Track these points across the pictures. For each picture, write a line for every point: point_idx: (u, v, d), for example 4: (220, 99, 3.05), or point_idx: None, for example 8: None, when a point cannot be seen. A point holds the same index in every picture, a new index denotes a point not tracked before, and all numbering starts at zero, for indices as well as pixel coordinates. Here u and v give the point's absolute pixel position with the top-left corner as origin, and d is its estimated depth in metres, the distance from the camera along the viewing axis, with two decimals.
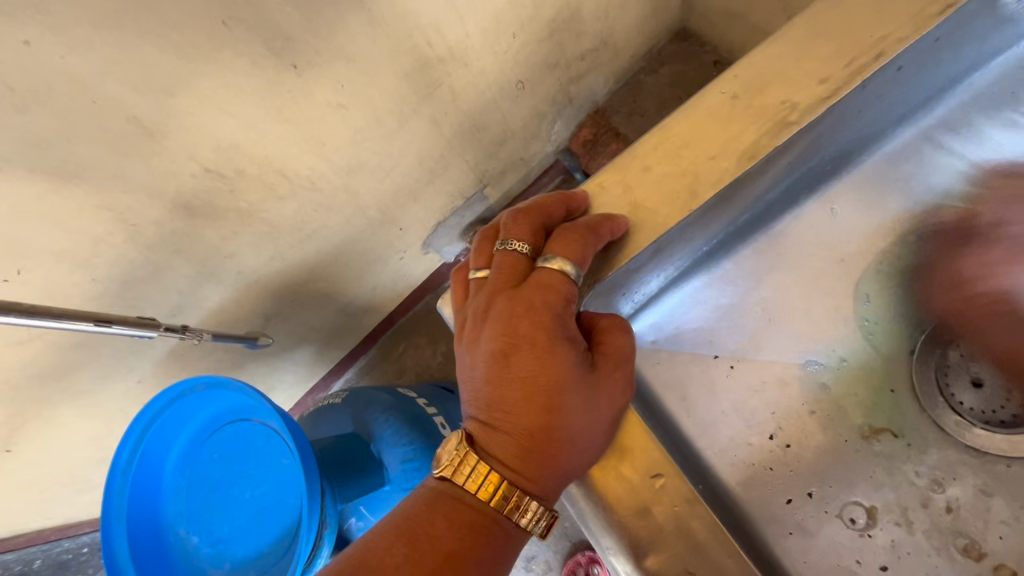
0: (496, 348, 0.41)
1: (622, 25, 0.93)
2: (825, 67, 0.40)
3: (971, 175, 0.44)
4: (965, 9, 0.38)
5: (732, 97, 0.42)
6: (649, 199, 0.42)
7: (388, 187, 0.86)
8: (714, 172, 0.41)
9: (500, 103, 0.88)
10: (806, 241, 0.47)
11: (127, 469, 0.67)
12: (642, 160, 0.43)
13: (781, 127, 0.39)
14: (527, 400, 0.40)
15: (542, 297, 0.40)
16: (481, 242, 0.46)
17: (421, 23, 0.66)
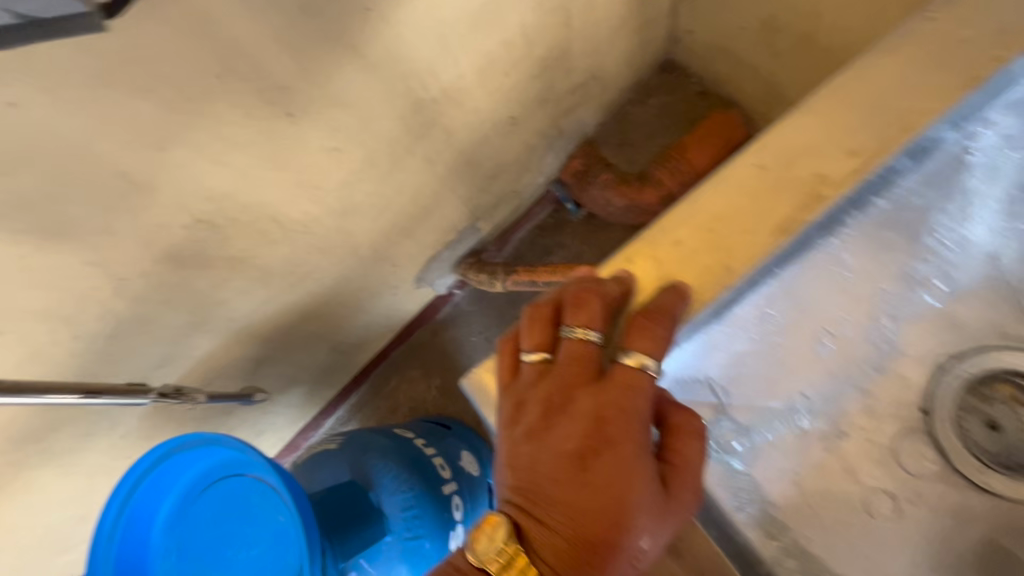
0: (574, 449, 0.41)
1: (611, 60, 0.94)
2: (852, 139, 0.43)
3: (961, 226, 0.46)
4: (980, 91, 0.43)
5: (762, 169, 0.44)
6: (685, 273, 0.43)
7: (382, 226, 0.85)
8: (748, 248, 0.42)
9: (493, 139, 0.87)
10: (841, 307, 0.47)
11: (113, 536, 0.62)
12: (674, 234, 0.44)
13: (816, 201, 0.42)
14: (599, 509, 0.40)
15: (628, 401, 0.41)
16: (537, 322, 0.45)
17: (417, 67, 0.65)
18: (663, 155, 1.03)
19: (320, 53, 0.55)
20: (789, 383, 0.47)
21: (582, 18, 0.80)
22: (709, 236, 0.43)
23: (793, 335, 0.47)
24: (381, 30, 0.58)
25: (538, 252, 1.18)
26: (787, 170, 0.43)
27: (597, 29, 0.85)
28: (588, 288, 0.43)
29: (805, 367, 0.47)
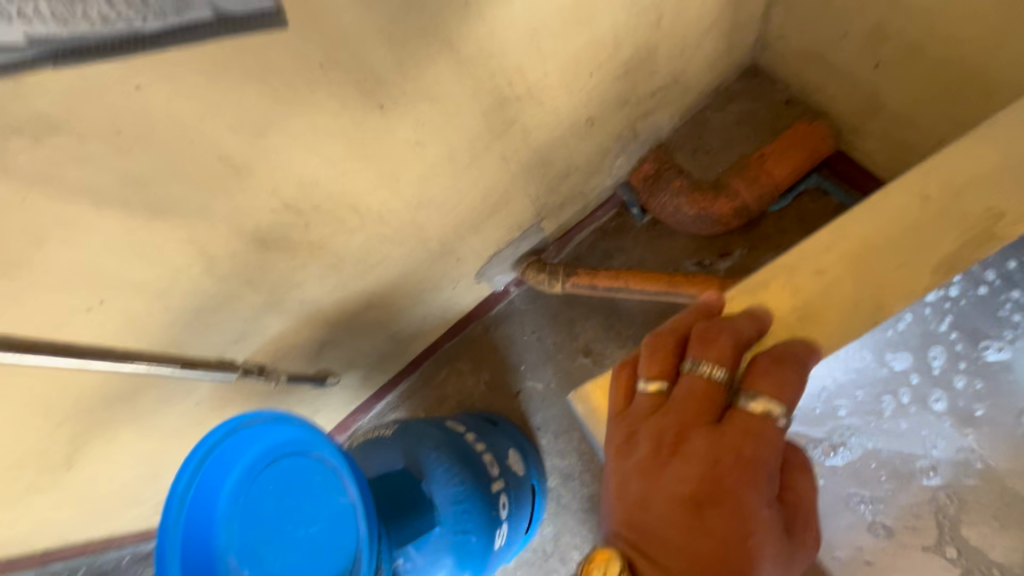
0: (690, 491, 0.39)
1: (695, 63, 0.91)
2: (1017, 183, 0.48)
3: None
4: None
5: (924, 198, 0.49)
6: (829, 304, 0.49)
7: (451, 220, 0.85)
8: (902, 283, 0.48)
9: (568, 140, 0.86)
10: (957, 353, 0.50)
11: (203, 463, 0.66)
12: (816, 262, 0.50)
13: (983, 240, 0.47)
14: (721, 560, 0.37)
15: (751, 447, 0.39)
16: (661, 354, 0.45)
17: (505, 65, 0.65)
18: (741, 164, 0.99)
19: (416, 46, 0.55)
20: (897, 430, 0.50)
21: (673, 19, 0.77)
22: (856, 266, 0.49)
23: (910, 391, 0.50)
24: (476, 25, 0.57)
25: (598, 256, 1.15)
26: (952, 202, 0.49)
27: (686, 31, 0.82)
28: (715, 330, 0.44)
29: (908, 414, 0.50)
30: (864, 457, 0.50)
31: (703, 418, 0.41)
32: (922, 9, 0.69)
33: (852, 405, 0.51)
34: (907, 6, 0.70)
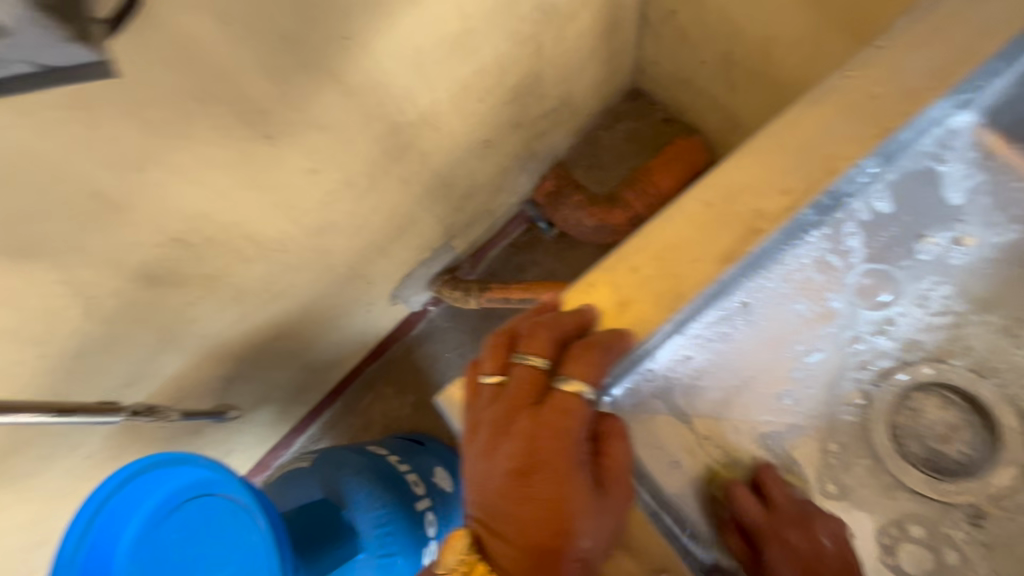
0: (517, 467, 0.44)
1: (580, 88, 0.99)
2: (785, 179, 0.47)
3: (903, 244, 0.51)
4: (928, 113, 0.48)
5: (708, 204, 0.48)
6: (642, 298, 0.47)
7: (357, 244, 0.86)
8: (697, 275, 0.46)
9: (467, 162, 0.90)
10: (790, 309, 0.51)
11: (95, 518, 0.63)
12: (631, 261, 0.48)
13: (754, 234, 0.46)
14: (544, 520, 0.43)
15: (564, 422, 0.43)
16: (497, 348, 0.47)
17: (393, 93, 0.68)
18: (630, 178, 1.07)
19: (299, 78, 0.57)
20: (743, 392, 0.51)
21: (553, 49, 0.84)
22: (663, 264, 0.47)
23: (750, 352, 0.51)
24: (359, 57, 0.60)
25: (512, 270, 1.21)
26: (730, 204, 0.48)
27: (566, 60, 0.89)
28: (540, 321, 0.46)
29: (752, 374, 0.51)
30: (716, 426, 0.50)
31: (524, 403, 0.44)
32: (757, 41, 0.80)
33: (703, 377, 0.50)
34: (745, 38, 0.81)
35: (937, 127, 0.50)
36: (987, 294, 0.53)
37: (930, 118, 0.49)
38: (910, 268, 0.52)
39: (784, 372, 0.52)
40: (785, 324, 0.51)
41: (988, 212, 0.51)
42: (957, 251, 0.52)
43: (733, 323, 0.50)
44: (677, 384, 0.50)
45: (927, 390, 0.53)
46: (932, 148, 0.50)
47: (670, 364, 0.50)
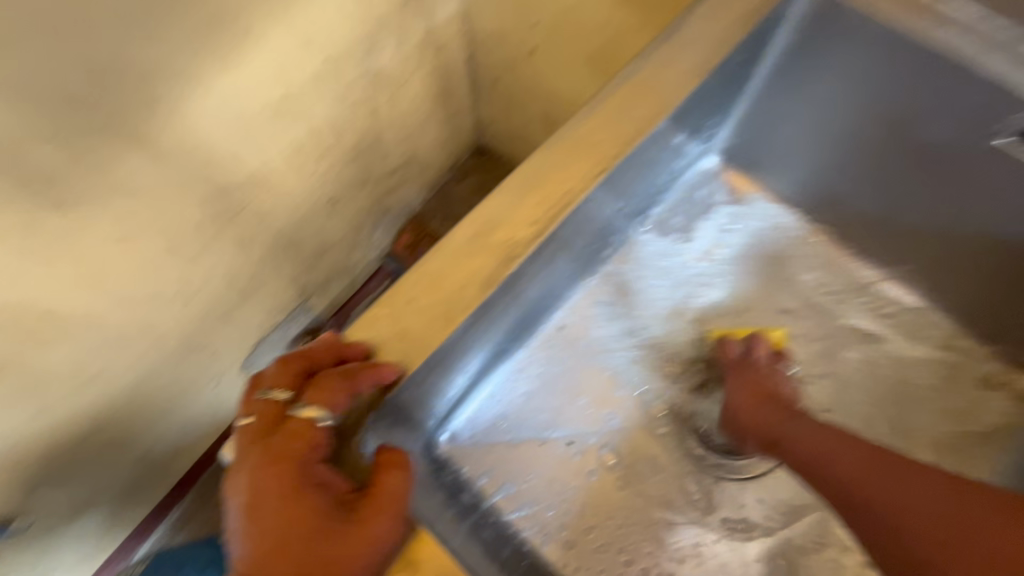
0: (245, 504, 0.40)
1: (424, 146, 1.05)
2: (543, 204, 0.44)
3: (681, 265, 0.61)
4: (676, 158, 0.58)
5: (474, 236, 0.44)
6: (416, 330, 0.42)
7: (192, 313, 0.80)
8: (467, 303, 0.42)
9: (312, 220, 0.90)
10: (598, 331, 0.57)
11: None
12: (406, 294, 0.43)
13: (513, 260, 0.43)
14: (274, 559, 0.38)
15: (298, 450, 0.40)
16: (246, 387, 0.43)
17: (215, 155, 0.66)
18: None
19: (96, 143, 0.54)
20: (567, 410, 0.55)
21: (388, 111, 0.89)
22: (435, 293, 0.43)
23: (568, 372, 0.56)
24: (169, 121, 0.59)
25: None
26: (491, 234, 0.44)
27: (404, 121, 0.94)
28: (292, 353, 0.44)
29: (573, 392, 0.56)
30: (546, 443, 0.54)
31: (254, 432, 0.41)
32: (568, 103, 0.91)
33: (528, 401, 0.55)
34: (559, 101, 0.93)
35: (689, 172, 0.62)
36: (759, 296, 0.61)
37: (681, 164, 0.60)
38: (692, 283, 0.61)
39: (602, 388, 0.56)
40: (596, 344, 0.57)
41: (741, 236, 0.63)
42: (728, 265, 0.62)
43: (554, 350, 0.56)
44: (512, 411, 0.54)
45: (719, 384, 0.59)
46: (689, 188, 0.62)
47: (504, 395, 0.54)
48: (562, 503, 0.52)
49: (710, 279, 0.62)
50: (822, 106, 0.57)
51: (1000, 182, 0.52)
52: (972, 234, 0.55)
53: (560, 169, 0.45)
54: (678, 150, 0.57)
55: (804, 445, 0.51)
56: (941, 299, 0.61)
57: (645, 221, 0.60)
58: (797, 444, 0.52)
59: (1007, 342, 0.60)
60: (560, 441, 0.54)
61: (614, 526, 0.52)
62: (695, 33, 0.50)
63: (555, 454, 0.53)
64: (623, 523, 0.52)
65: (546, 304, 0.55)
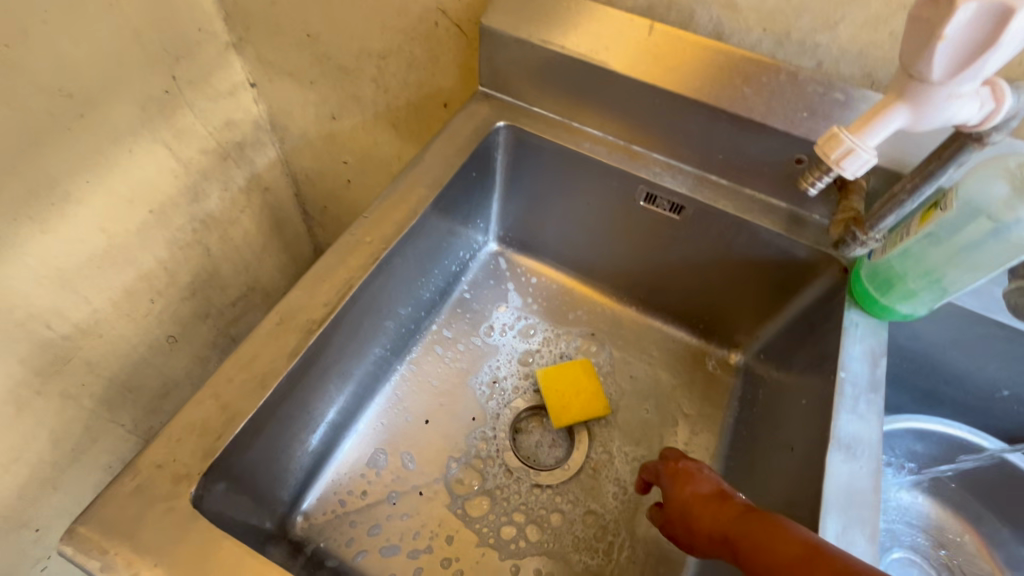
0: None
1: (265, 274, 1.13)
2: (340, 281, 0.48)
3: (491, 322, 0.74)
4: (466, 237, 0.72)
5: (278, 322, 0.45)
6: (240, 407, 0.40)
7: (8, 484, 0.74)
8: (279, 373, 0.42)
9: (150, 361, 0.90)
10: (428, 391, 0.67)
11: None
12: (222, 375, 0.42)
13: (311, 334, 0.45)
14: None
15: None
16: None
17: (34, 311, 0.69)
18: None
19: None
20: (410, 464, 0.62)
21: (221, 247, 0.97)
22: (249, 374, 0.42)
23: (405, 432, 0.64)
24: None
25: None
26: (293, 316, 0.45)
27: (240, 254, 1.03)
28: None
29: (414, 447, 0.63)
30: (393, 498, 0.60)
31: None
32: None
33: (373, 466, 0.62)
34: None
35: (484, 250, 0.78)
36: (562, 328, 0.75)
37: (473, 242, 0.75)
38: (505, 333, 0.73)
39: (441, 437, 0.64)
40: (430, 401, 0.66)
41: (527, 290, 0.77)
42: (533, 311, 0.76)
43: (385, 420, 0.64)
44: (361, 479, 0.61)
45: (540, 412, 0.69)
46: (486, 263, 0.78)
47: (352, 468, 0.61)
48: (419, 546, 0.58)
49: (522, 323, 0.74)
50: (548, 196, 0.70)
51: (692, 239, 0.65)
52: (688, 271, 0.69)
53: (324, 281, 0.48)
54: (463, 235, 0.71)
55: (749, 548, 0.40)
56: (681, 320, 0.75)
57: (443, 302, 0.73)
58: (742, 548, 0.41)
59: (741, 342, 0.72)
60: (408, 494, 0.60)
61: (472, 555, 0.58)
62: (452, 136, 0.62)
63: (402, 504, 0.60)
64: (481, 550, 0.58)
65: (364, 389, 0.63)
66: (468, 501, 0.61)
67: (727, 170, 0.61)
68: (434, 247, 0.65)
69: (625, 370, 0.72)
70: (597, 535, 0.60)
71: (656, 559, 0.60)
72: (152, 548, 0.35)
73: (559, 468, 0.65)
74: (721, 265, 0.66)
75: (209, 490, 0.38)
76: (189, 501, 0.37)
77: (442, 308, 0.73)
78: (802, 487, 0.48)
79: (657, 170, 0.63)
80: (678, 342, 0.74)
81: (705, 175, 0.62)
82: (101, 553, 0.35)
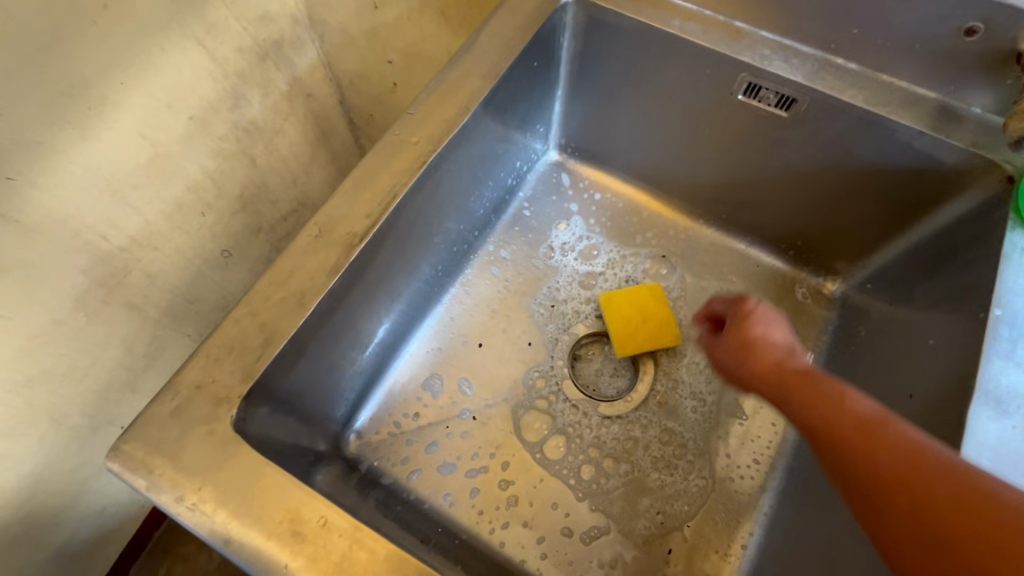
0: None
1: (315, 187, 1.09)
2: (382, 190, 0.42)
3: (550, 242, 0.67)
4: (523, 145, 0.64)
5: (315, 235, 0.40)
6: (277, 328, 0.36)
7: (91, 385, 0.79)
8: (317, 292, 0.38)
9: (207, 274, 0.91)
10: (481, 312, 0.62)
11: None
12: (258, 292, 0.38)
13: (352, 250, 0.39)
14: None
15: None
16: None
17: (88, 221, 0.68)
18: None
19: None
20: (463, 389, 0.59)
21: (266, 158, 0.93)
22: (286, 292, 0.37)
23: (458, 356, 0.60)
24: (30, 194, 0.60)
25: None
26: (331, 229, 0.40)
27: (288, 165, 0.99)
28: None
29: (467, 372, 0.60)
30: (448, 420, 0.58)
31: None
32: None
33: (426, 389, 0.59)
34: None
35: (542, 160, 0.69)
36: (629, 249, 0.67)
37: (530, 150, 0.66)
38: (566, 254, 0.66)
39: (497, 361, 0.61)
40: (485, 323, 0.62)
41: (590, 208, 0.69)
42: (595, 229, 0.68)
43: (437, 343, 0.61)
44: (415, 401, 0.58)
45: (602, 340, 0.63)
46: (545, 175, 0.69)
47: (405, 389, 0.59)
48: (475, 470, 0.56)
49: (585, 244, 0.67)
50: (623, 93, 0.60)
51: (803, 143, 0.54)
52: (787, 182, 0.58)
53: (365, 188, 0.42)
54: (520, 142, 0.63)
55: (812, 396, 0.38)
56: (769, 243, 0.65)
57: (498, 218, 0.66)
58: (800, 396, 0.39)
59: (839, 269, 0.62)
60: (462, 419, 0.58)
61: (529, 482, 0.55)
62: (509, 19, 0.52)
63: (457, 428, 0.57)
64: (540, 478, 0.55)
65: (415, 310, 0.59)
66: (526, 427, 0.58)
67: (860, 50, 0.50)
68: (488, 155, 0.57)
69: (699, 298, 0.64)
70: (663, 472, 0.56)
71: (732, 489, 0.56)
72: (193, 471, 0.33)
73: (621, 399, 0.60)
74: (836, 175, 0.55)
75: (250, 415, 0.36)
76: (230, 425, 0.34)
77: (496, 225, 0.66)
78: (938, 434, 0.41)
79: (765, 51, 0.51)
80: (763, 267, 0.65)
81: (829, 57, 0.51)
82: (144, 473, 0.33)
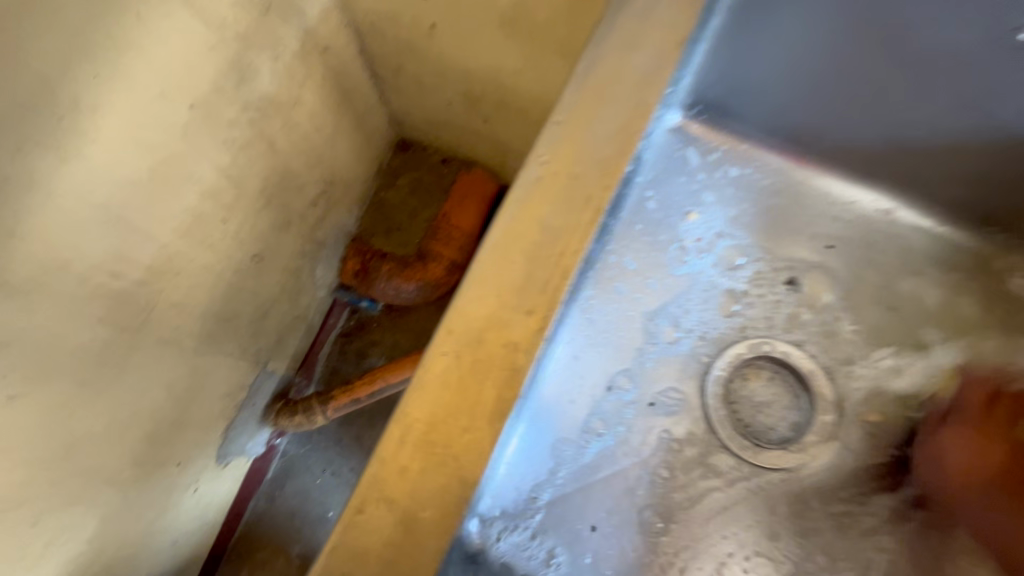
0: None
1: (340, 161, 0.92)
2: None
3: (684, 242, 0.53)
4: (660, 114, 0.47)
5: (456, 358, 0.33)
6: None
7: (137, 434, 0.69)
8: None
9: (241, 286, 0.78)
10: (614, 345, 0.50)
11: None
12: None
13: None
14: None
15: None
16: None
17: (94, 262, 0.53)
18: (432, 227, 1.02)
19: None
20: (608, 446, 0.48)
21: (287, 139, 0.76)
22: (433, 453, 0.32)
23: (595, 404, 0.48)
24: (12, 247, 0.45)
25: (353, 359, 1.14)
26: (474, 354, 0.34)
27: (311, 142, 0.82)
28: None
29: (609, 423, 0.49)
30: (599, 489, 0.47)
31: None
32: (490, 77, 0.79)
33: (562, 452, 0.46)
34: (478, 75, 0.79)
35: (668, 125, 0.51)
36: (784, 245, 0.54)
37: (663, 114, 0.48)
38: (705, 257, 0.53)
39: (640, 405, 0.50)
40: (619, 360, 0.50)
41: (728, 197, 0.54)
42: (739, 219, 0.54)
43: (565, 388, 0.48)
44: (552, 468, 0.46)
45: (758, 365, 0.53)
46: (668, 149, 0.53)
47: (540, 453, 0.45)
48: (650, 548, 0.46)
49: (729, 242, 0.54)
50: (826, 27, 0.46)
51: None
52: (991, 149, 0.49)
53: (488, 290, 0.35)
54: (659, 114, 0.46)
55: None
56: (948, 220, 0.54)
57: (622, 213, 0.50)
58: None
59: None
60: (615, 485, 0.47)
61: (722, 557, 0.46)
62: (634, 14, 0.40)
63: (614, 498, 0.47)
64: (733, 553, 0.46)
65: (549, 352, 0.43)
66: (693, 489, 0.49)
67: None
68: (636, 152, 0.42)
69: (875, 300, 0.53)
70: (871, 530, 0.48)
71: None
72: None
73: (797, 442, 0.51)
74: None
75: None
76: None
77: (619, 221, 0.50)
78: None
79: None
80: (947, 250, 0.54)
81: None
82: None
